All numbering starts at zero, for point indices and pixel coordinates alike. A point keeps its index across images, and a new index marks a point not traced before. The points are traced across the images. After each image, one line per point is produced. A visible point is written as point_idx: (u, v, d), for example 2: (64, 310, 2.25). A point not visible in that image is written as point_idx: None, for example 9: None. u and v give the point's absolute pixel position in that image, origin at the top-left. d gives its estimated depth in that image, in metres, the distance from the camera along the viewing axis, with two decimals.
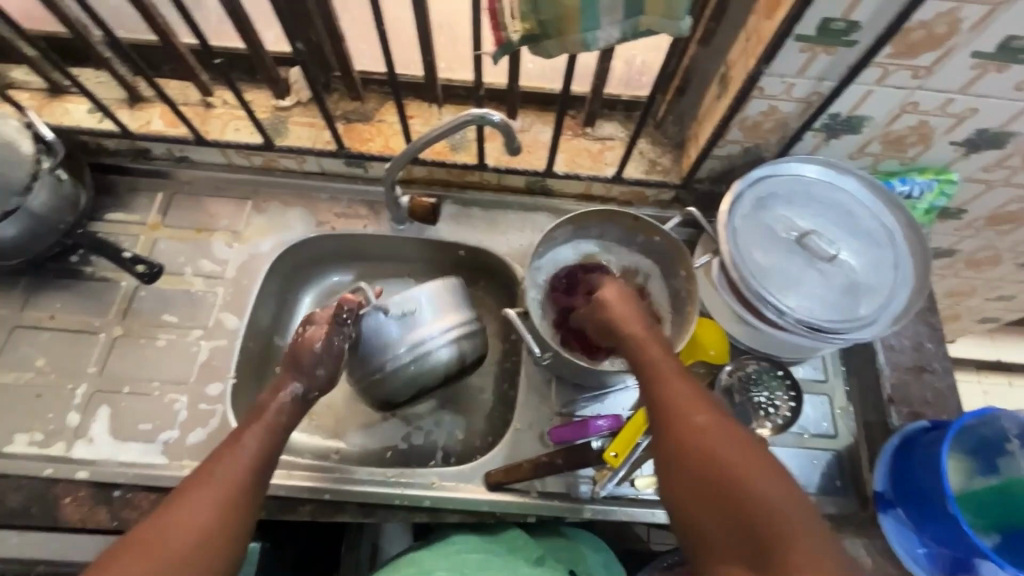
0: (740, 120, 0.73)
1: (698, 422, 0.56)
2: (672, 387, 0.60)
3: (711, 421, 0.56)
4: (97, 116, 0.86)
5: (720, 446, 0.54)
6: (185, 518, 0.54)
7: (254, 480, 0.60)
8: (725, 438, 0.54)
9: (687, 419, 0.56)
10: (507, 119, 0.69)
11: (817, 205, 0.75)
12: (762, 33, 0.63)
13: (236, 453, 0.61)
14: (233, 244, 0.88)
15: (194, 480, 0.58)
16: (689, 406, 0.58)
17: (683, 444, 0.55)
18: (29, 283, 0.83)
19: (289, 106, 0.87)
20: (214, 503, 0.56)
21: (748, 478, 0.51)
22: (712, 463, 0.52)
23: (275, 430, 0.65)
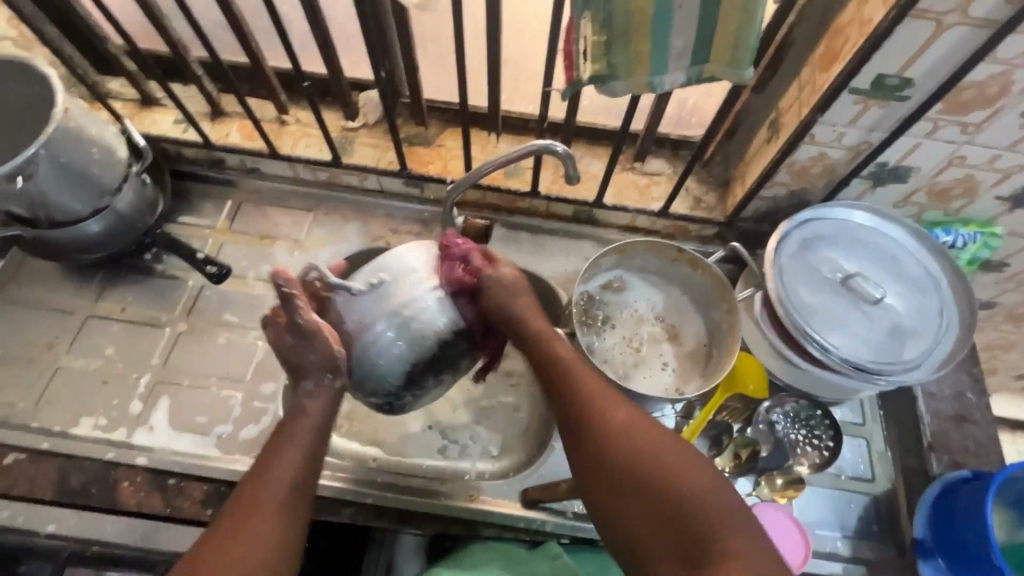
0: (789, 164, 0.76)
1: (616, 419, 0.58)
2: (577, 382, 0.61)
3: (623, 419, 0.57)
4: (182, 127, 0.93)
5: (611, 449, 0.56)
6: (245, 544, 0.52)
7: (301, 491, 0.57)
8: (666, 445, 0.55)
9: (602, 414, 0.58)
10: (569, 150, 0.70)
11: (862, 249, 0.77)
12: (816, 85, 0.67)
13: (279, 467, 0.57)
14: (294, 252, 0.93)
15: (242, 503, 0.55)
16: (588, 403, 0.59)
17: (598, 439, 0.57)
18: (105, 276, 0.88)
19: (356, 127, 0.93)
20: (270, 524, 0.54)
21: (681, 478, 0.53)
22: (651, 459, 0.54)
23: (310, 433, 0.61)
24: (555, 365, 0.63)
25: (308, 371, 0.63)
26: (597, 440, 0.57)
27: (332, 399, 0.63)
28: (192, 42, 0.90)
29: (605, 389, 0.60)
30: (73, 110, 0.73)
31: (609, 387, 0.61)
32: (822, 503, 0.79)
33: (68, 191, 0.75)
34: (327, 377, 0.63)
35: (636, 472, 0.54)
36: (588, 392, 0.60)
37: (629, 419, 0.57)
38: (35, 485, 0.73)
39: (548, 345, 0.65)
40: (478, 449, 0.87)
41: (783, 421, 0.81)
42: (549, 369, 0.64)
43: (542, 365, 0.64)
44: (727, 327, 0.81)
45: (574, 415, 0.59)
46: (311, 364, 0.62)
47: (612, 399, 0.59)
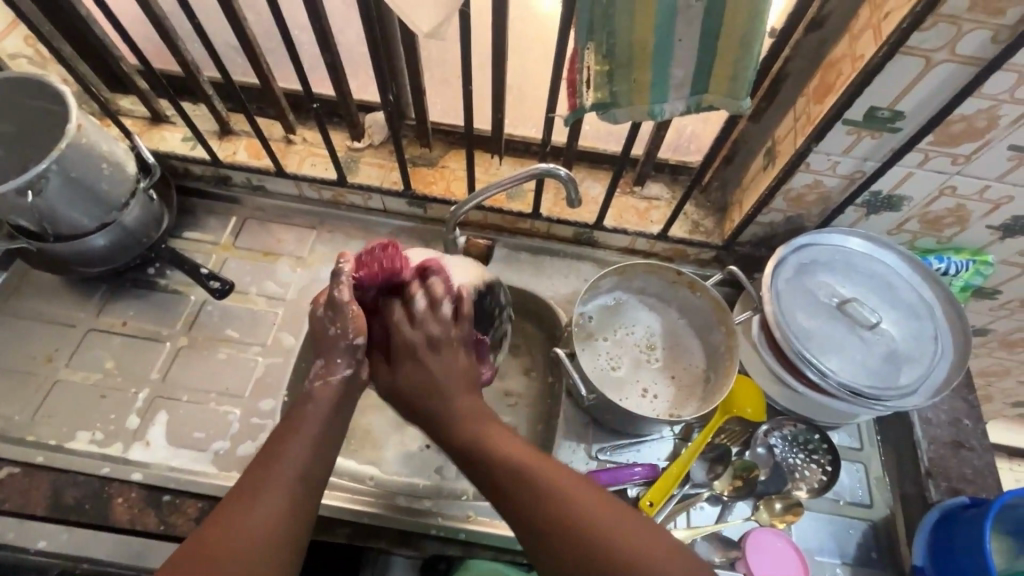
0: (786, 191, 0.77)
1: (535, 475, 0.56)
2: (492, 447, 0.59)
3: (555, 476, 0.56)
4: (190, 144, 0.94)
5: (538, 507, 0.54)
6: (252, 517, 0.53)
7: (312, 472, 0.59)
8: (598, 502, 0.54)
9: (531, 472, 0.56)
10: (572, 174, 0.72)
11: (857, 275, 0.78)
12: (811, 115, 0.69)
13: (291, 449, 0.59)
14: (297, 269, 0.93)
15: (251, 484, 0.56)
16: (512, 461, 0.58)
17: (524, 492, 0.55)
18: (107, 290, 0.89)
19: (362, 147, 0.95)
20: (277, 502, 0.55)
21: (618, 538, 0.51)
22: (582, 515, 0.53)
23: (322, 418, 0.62)
24: (474, 434, 0.61)
25: (327, 350, 0.66)
26: (529, 498, 0.55)
27: (344, 385, 0.65)
28: (204, 63, 0.92)
29: (523, 449, 0.59)
30: (86, 127, 0.74)
31: (529, 446, 0.60)
32: (821, 529, 0.78)
33: (75, 205, 0.76)
34: (345, 363, 0.65)
35: (569, 530, 0.52)
36: (503, 448, 0.59)
37: (560, 477, 0.56)
38: (27, 500, 0.72)
39: (477, 427, 0.62)
40: None
41: (781, 445, 0.81)
42: (478, 441, 0.60)
43: (467, 445, 0.61)
44: (725, 350, 0.82)
45: (502, 486, 0.57)
46: (332, 341, 0.65)
47: (537, 459, 0.58)
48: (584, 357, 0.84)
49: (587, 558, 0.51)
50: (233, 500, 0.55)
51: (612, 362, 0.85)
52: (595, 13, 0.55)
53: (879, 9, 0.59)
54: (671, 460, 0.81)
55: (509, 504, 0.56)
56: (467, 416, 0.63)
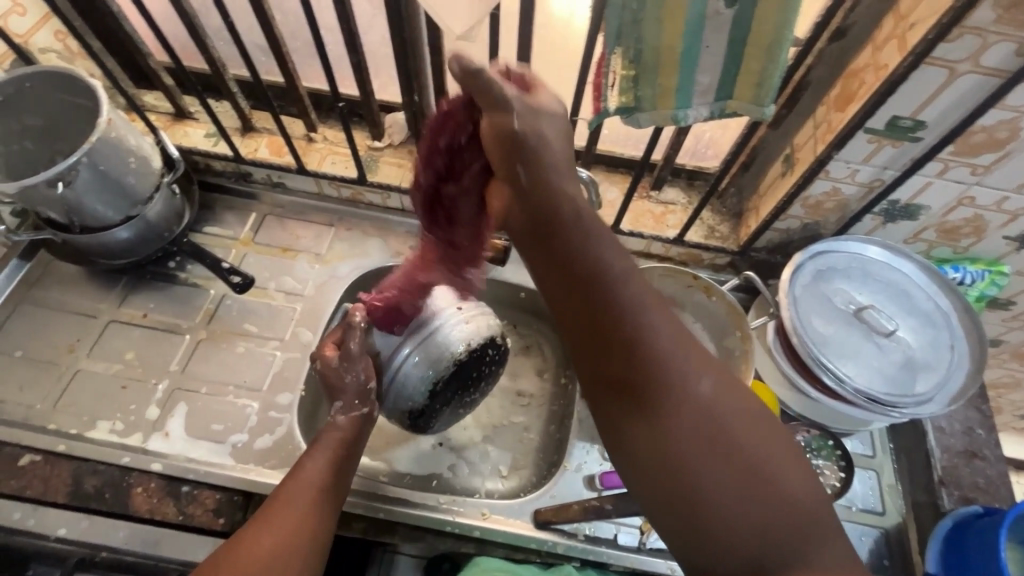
0: (804, 198, 0.78)
1: (667, 356, 0.50)
2: (626, 306, 0.51)
3: (689, 359, 0.50)
4: (212, 140, 0.95)
5: (671, 398, 0.49)
6: (278, 527, 0.59)
7: (331, 487, 0.65)
8: (735, 401, 0.50)
9: (664, 351, 0.50)
10: (593, 178, 0.72)
11: (874, 283, 0.79)
12: (832, 124, 0.70)
13: (313, 467, 0.66)
14: (316, 265, 0.94)
15: (279, 498, 0.62)
16: (647, 326, 0.51)
17: (657, 371, 0.50)
18: (128, 282, 0.90)
19: (382, 147, 0.96)
20: (301, 515, 0.61)
21: (752, 433, 0.48)
22: (716, 410, 0.49)
23: (341, 443, 0.69)
24: (554, 241, 0.55)
25: (342, 392, 0.71)
26: (658, 377, 0.50)
27: (362, 421, 0.72)
28: (230, 61, 0.93)
29: (652, 305, 0.52)
30: (116, 121, 0.75)
31: (662, 309, 0.52)
32: None
33: (102, 198, 0.77)
34: (363, 403, 0.72)
35: (704, 423, 0.48)
36: (640, 300, 0.52)
37: (692, 361, 0.51)
38: (49, 487, 0.73)
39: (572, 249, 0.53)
40: (488, 468, 0.87)
41: None
42: (599, 284, 0.52)
43: (580, 282, 0.52)
44: (741, 355, 0.82)
45: (625, 350, 0.50)
46: (348, 386, 0.71)
47: (671, 324, 0.52)
48: None
49: (717, 449, 0.48)
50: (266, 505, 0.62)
51: None
52: (624, 17, 0.56)
53: (904, 20, 0.60)
54: None
55: (625, 381, 0.50)
56: (582, 233, 0.54)
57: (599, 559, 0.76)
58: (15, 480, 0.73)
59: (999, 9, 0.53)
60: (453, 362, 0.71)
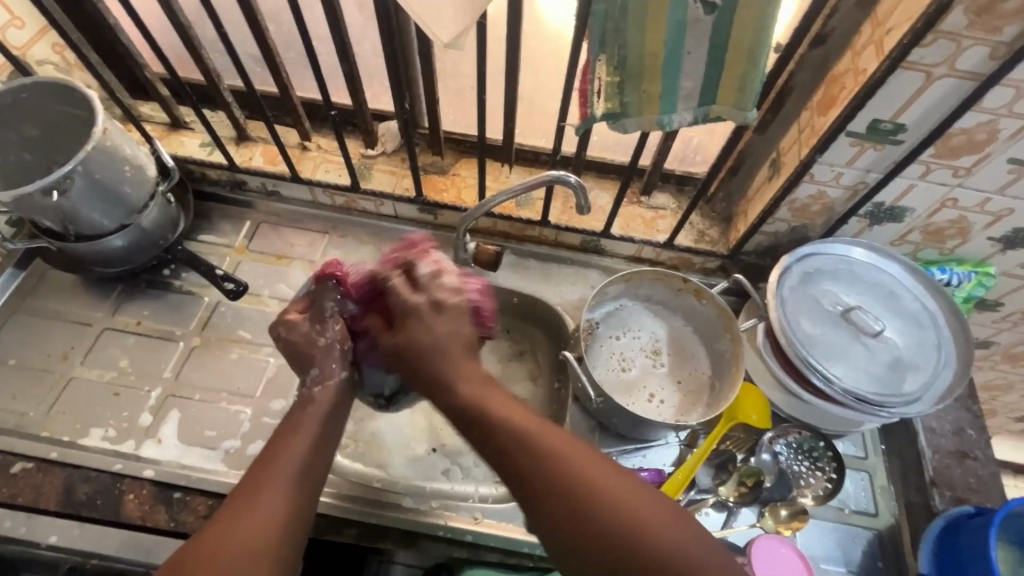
0: (790, 201, 0.79)
1: (546, 456, 0.54)
2: (512, 425, 0.57)
3: (567, 454, 0.54)
4: (208, 150, 0.96)
5: (566, 506, 0.52)
6: (257, 513, 0.55)
7: (309, 468, 0.61)
8: (616, 477, 0.53)
9: (543, 454, 0.54)
10: (582, 181, 0.73)
11: (861, 285, 0.80)
12: (815, 128, 0.71)
13: (289, 449, 0.62)
14: (310, 272, 0.95)
15: (256, 481, 0.58)
16: (536, 446, 0.55)
17: (541, 473, 0.54)
18: (122, 291, 0.90)
19: (375, 154, 0.97)
20: (284, 495, 0.57)
21: (640, 504, 0.51)
22: (598, 490, 0.51)
23: (319, 421, 0.66)
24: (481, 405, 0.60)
25: (316, 357, 0.71)
26: (544, 479, 0.53)
27: (341, 387, 0.70)
28: (226, 73, 0.95)
29: (535, 424, 0.57)
30: (111, 130, 0.76)
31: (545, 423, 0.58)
32: (825, 536, 0.79)
33: (97, 206, 0.78)
34: (340, 365, 0.71)
35: (587, 504, 0.51)
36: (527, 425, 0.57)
37: (573, 452, 0.54)
38: (40, 495, 0.73)
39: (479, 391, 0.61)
40: (481, 473, 0.87)
41: (786, 452, 0.82)
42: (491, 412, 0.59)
43: (480, 416, 0.59)
44: (731, 356, 0.83)
45: (512, 462, 0.55)
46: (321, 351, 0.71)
47: (551, 433, 0.56)
48: (597, 362, 0.86)
49: (605, 526, 0.50)
50: (241, 493, 0.57)
51: (623, 364, 0.87)
52: (607, 25, 0.57)
53: (881, 26, 0.61)
54: (677, 465, 0.81)
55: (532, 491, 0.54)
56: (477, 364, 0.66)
57: None
58: (6, 487, 0.73)
59: (970, 14, 0.55)
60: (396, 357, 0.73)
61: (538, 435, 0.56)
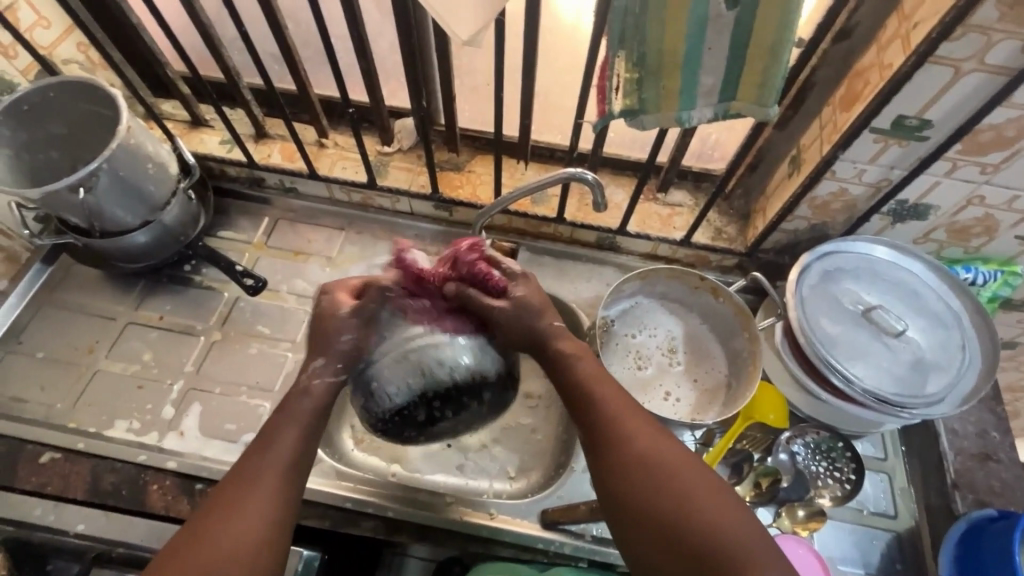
0: (810, 199, 0.78)
1: (631, 436, 0.59)
2: (605, 404, 0.62)
3: (648, 439, 0.58)
4: (227, 147, 0.98)
5: (624, 459, 0.58)
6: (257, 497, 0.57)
7: (299, 463, 0.60)
8: (687, 467, 0.56)
9: (631, 434, 0.59)
10: (599, 178, 0.73)
11: (883, 283, 0.78)
12: (838, 124, 0.70)
13: (280, 443, 0.60)
14: (327, 268, 0.96)
15: (239, 475, 0.57)
16: (606, 405, 0.62)
17: (626, 451, 0.58)
18: (145, 286, 0.92)
19: (391, 151, 0.98)
20: (262, 499, 0.56)
21: (696, 491, 0.54)
22: (671, 475, 0.55)
23: (310, 416, 0.63)
24: (581, 376, 0.65)
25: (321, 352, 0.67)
26: (628, 455, 0.58)
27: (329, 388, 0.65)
28: (245, 70, 0.96)
29: (627, 408, 0.61)
30: (134, 129, 0.77)
31: (636, 407, 0.62)
32: (844, 538, 0.78)
33: (122, 202, 0.80)
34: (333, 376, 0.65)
35: (658, 483, 0.55)
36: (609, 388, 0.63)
37: (655, 438, 0.58)
38: (68, 484, 0.75)
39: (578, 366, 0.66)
40: (496, 468, 0.87)
41: (804, 452, 0.81)
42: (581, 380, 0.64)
43: (577, 388, 0.64)
44: (748, 356, 0.83)
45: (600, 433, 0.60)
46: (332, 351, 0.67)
47: (637, 417, 0.60)
48: (613, 359, 0.86)
49: (666, 509, 0.54)
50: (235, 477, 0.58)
51: (639, 362, 0.87)
52: (626, 22, 0.57)
53: (907, 19, 0.60)
54: None
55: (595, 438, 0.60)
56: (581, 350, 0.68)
57: (607, 560, 0.76)
58: (37, 476, 0.76)
59: (1002, 8, 0.54)
60: (450, 371, 0.66)
61: (617, 405, 0.62)
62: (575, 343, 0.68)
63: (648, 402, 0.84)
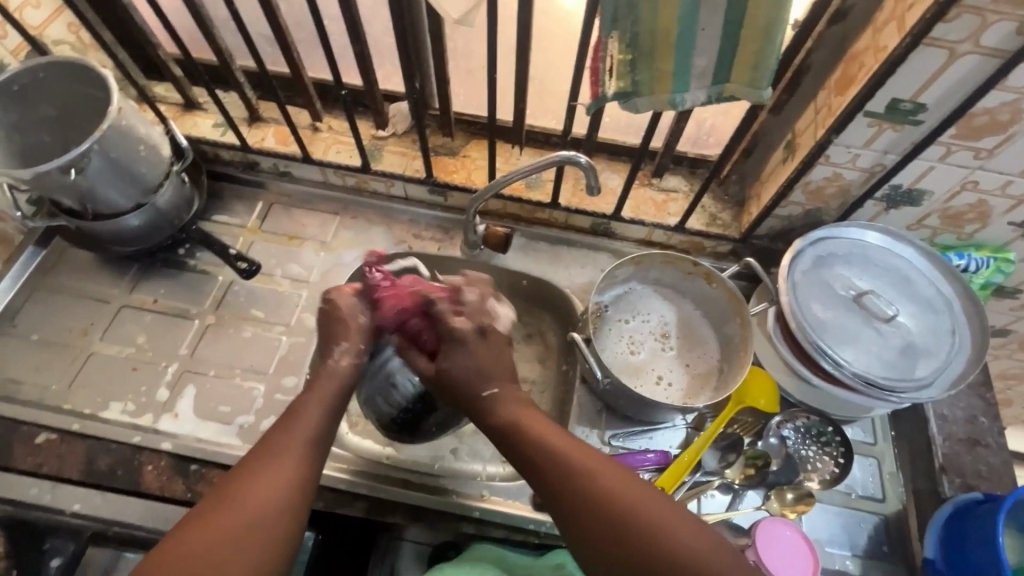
0: (804, 183, 0.78)
1: (577, 469, 0.57)
2: (544, 441, 0.60)
3: (601, 470, 0.57)
4: (220, 130, 0.97)
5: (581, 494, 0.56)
6: (278, 471, 0.57)
7: (320, 441, 0.62)
8: (641, 491, 0.55)
9: (581, 465, 0.58)
10: (592, 162, 0.73)
11: (875, 268, 0.79)
12: (832, 108, 0.69)
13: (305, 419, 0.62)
14: (321, 252, 0.96)
15: (266, 445, 0.59)
16: (551, 444, 0.60)
17: (573, 485, 0.57)
18: (139, 269, 0.92)
19: (386, 135, 0.98)
20: (287, 467, 0.57)
21: (662, 517, 0.53)
22: (624, 503, 0.54)
23: (334, 399, 0.65)
24: (515, 419, 0.63)
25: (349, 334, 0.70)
26: (575, 488, 0.56)
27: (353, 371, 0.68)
28: (238, 53, 0.96)
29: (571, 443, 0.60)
30: (126, 110, 0.77)
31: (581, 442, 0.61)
32: (832, 520, 0.79)
33: (114, 184, 0.80)
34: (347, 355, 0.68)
35: (617, 517, 0.54)
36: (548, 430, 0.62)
37: (604, 467, 0.57)
38: (64, 464, 0.76)
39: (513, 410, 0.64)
40: (489, 452, 0.88)
41: (794, 437, 0.82)
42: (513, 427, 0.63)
43: (513, 427, 0.63)
44: (740, 341, 0.83)
45: (542, 472, 0.59)
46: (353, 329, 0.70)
47: (582, 449, 0.59)
48: (605, 344, 0.86)
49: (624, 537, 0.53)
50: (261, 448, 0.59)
51: (632, 347, 0.87)
52: (619, 2, 0.56)
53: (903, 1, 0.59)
54: (683, 448, 0.81)
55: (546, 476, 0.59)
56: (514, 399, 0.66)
57: None
58: (32, 457, 0.76)
59: None
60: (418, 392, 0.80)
61: (563, 444, 0.60)
62: (519, 406, 0.65)
63: (639, 386, 0.84)
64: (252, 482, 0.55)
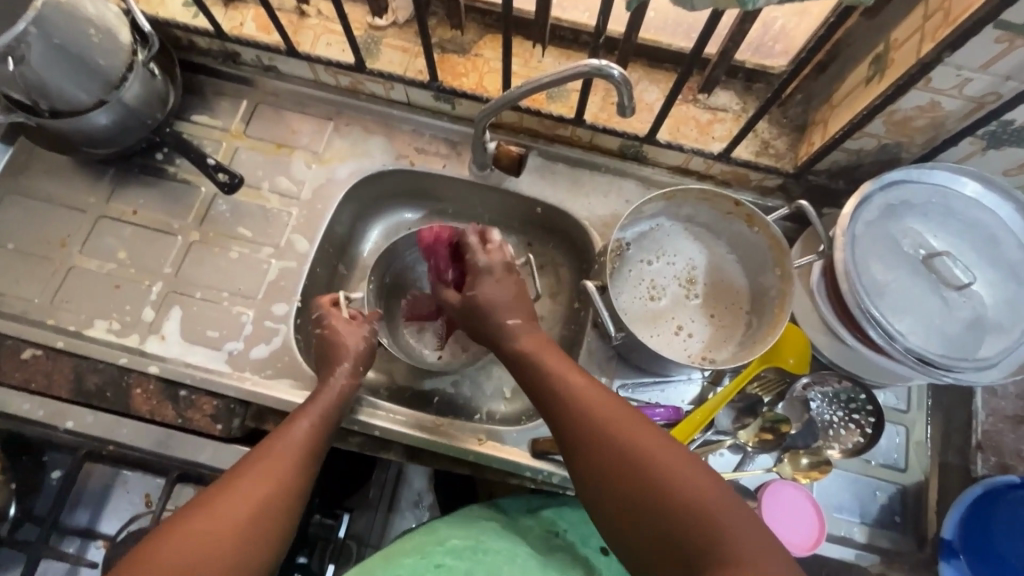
0: (889, 112, 0.63)
1: (583, 405, 0.56)
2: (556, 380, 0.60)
3: (608, 412, 0.55)
4: (192, 11, 0.83)
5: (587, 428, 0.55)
6: (260, 475, 0.56)
7: (314, 450, 0.62)
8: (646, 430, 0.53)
9: (584, 404, 0.56)
10: (628, 74, 0.59)
11: (954, 224, 0.67)
12: (951, 13, 0.53)
13: (297, 429, 0.62)
14: (313, 165, 0.86)
15: (260, 455, 0.58)
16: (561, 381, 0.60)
17: (596, 436, 0.54)
18: (115, 174, 0.84)
19: (384, 25, 0.82)
20: (268, 476, 0.56)
21: (666, 456, 0.50)
22: (658, 463, 0.50)
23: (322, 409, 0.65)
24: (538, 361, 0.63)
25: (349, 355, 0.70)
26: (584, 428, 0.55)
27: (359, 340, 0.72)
28: None
29: (647, 436, 0.53)
30: None
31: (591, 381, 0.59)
32: (846, 487, 0.74)
33: (66, 77, 0.68)
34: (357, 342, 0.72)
35: (621, 451, 0.52)
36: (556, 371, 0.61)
37: (687, 468, 0.50)
38: (51, 382, 0.74)
39: (580, 394, 0.57)
40: (490, 388, 0.85)
41: (820, 401, 0.75)
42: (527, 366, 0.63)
43: (577, 416, 0.56)
44: (777, 295, 0.74)
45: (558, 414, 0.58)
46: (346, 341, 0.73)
47: (657, 440, 0.52)
48: (622, 287, 0.78)
49: (643, 484, 0.50)
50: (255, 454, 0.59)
51: (652, 292, 0.78)
52: None
53: None
54: (695, 404, 0.76)
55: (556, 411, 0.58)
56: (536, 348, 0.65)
57: None
58: (18, 372, 0.74)
59: None
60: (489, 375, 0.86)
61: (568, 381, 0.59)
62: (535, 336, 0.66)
63: (653, 335, 0.76)
64: (235, 485, 0.55)
